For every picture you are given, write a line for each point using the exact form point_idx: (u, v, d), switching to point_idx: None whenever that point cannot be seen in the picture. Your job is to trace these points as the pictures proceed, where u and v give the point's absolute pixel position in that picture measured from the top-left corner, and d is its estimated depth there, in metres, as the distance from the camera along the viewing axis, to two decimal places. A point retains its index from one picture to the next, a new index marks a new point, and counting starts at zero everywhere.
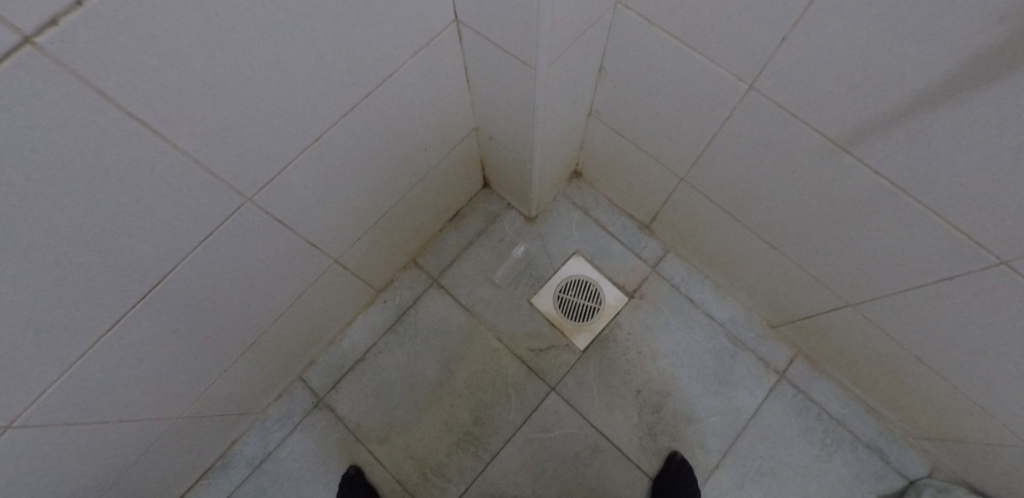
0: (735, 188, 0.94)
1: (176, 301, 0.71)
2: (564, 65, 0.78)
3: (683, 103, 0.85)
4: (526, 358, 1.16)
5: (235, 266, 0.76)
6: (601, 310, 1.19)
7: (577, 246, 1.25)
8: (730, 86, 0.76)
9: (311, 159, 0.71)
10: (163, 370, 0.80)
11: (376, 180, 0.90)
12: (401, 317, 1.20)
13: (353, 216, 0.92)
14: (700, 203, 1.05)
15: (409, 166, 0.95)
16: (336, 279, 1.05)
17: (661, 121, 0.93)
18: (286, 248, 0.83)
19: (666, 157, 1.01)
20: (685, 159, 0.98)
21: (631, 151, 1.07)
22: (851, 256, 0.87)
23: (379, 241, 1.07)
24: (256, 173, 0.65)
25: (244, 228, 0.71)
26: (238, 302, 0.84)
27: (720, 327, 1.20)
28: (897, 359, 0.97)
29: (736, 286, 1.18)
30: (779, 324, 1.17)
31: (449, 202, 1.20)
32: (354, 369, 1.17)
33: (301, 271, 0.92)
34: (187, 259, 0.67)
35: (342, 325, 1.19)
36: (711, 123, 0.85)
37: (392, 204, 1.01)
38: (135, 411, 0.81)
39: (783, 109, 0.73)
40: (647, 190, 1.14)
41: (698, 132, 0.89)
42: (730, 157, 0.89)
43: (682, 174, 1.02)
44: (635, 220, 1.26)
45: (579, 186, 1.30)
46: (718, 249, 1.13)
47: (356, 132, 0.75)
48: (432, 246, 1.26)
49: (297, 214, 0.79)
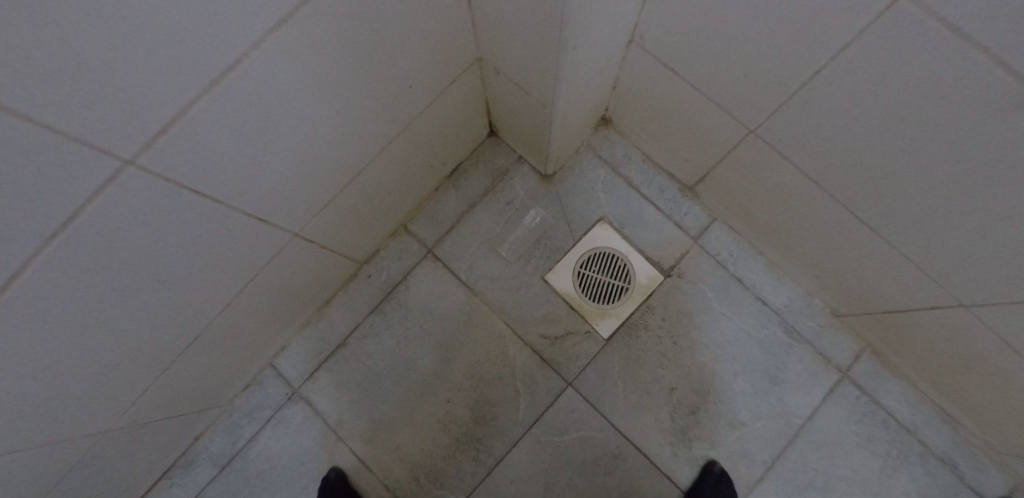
0: (829, 150, 0.69)
1: (57, 315, 0.50)
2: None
3: (773, 30, 0.59)
4: (538, 348, 0.97)
5: (143, 261, 0.55)
6: (631, 290, 0.98)
7: (603, 211, 1.01)
8: (847, 11, 0.50)
9: (225, 102, 0.47)
10: (65, 391, 0.61)
11: (339, 130, 0.65)
12: (389, 294, 1.00)
13: (312, 178, 0.69)
14: (772, 164, 0.79)
15: (387, 110, 0.70)
16: (299, 257, 0.83)
17: (733, 56, 0.67)
18: (215, 229, 0.61)
19: (735, 102, 0.74)
20: (759, 107, 0.72)
21: (688, 93, 0.79)
22: (988, 248, 0.63)
23: (354, 207, 0.84)
24: (132, 126, 0.41)
25: (141, 211, 0.49)
26: (159, 298, 0.63)
27: (774, 313, 0.98)
28: (1012, 374, 0.76)
29: (800, 265, 0.95)
30: (849, 313, 0.95)
31: (445, 154, 0.95)
32: (333, 357, 1.00)
33: (248, 253, 0.71)
34: (46, 256, 0.43)
35: (318, 304, 0.99)
36: (812, 58, 0.58)
37: (367, 160, 0.76)
38: (36, 438, 0.63)
39: (939, 45, 0.46)
40: (700, 144, 0.88)
41: (787, 72, 0.63)
42: (831, 107, 0.63)
43: (750, 128, 0.77)
44: (676, 179, 1.01)
45: (607, 135, 1.04)
46: (786, 221, 0.89)
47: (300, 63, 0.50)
48: (425, 208, 1.03)
49: (223, 184, 0.56)
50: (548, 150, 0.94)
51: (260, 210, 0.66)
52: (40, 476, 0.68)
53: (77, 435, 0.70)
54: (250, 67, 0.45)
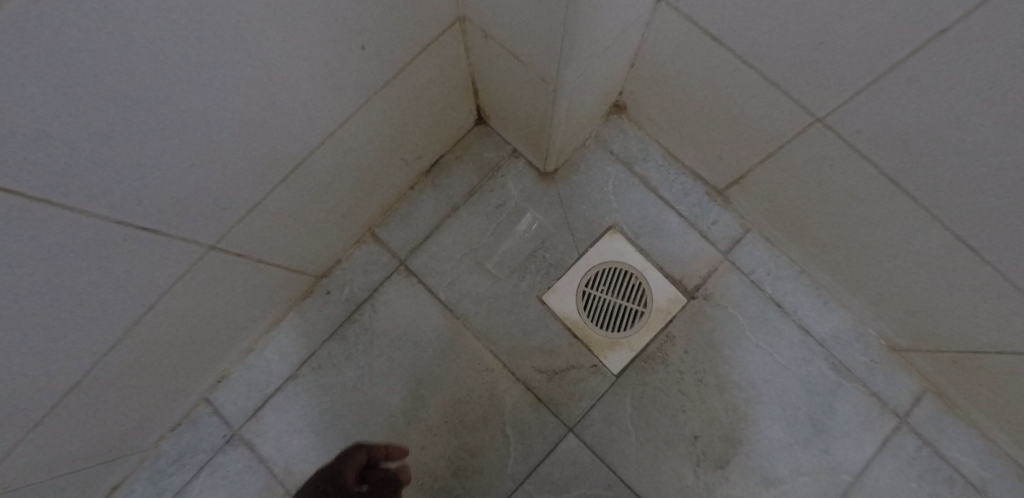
0: (921, 160, 0.52)
1: None
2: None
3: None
4: (532, 384, 0.79)
5: None
6: (647, 315, 0.80)
7: (614, 218, 0.83)
8: None
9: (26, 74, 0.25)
10: None
11: (262, 115, 0.46)
12: (351, 315, 0.82)
13: (229, 181, 0.50)
14: (839, 168, 0.61)
15: (333, 83, 0.51)
16: (224, 276, 0.64)
17: (795, 28, 0.49)
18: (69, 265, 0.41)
19: (795, 86, 0.56)
20: (830, 92, 0.53)
21: (734, 71, 0.60)
22: None
23: (298, 212, 0.65)
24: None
25: None
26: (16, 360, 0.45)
27: (820, 346, 0.81)
28: None
29: (855, 289, 0.77)
30: (912, 348, 0.78)
31: (420, 144, 0.77)
32: (282, 390, 0.82)
33: (145, 279, 0.52)
34: None
35: (263, 327, 0.81)
36: (928, 23, 0.39)
37: (308, 151, 0.57)
38: None
39: None
40: (741, 139, 0.69)
41: (881, 46, 0.44)
42: (948, 99, 0.44)
43: (808, 123, 0.59)
44: (703, 180, 0.83)
45: (620, 126, 0.86)
46: (845, 238, 0.71)
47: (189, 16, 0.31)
48: (397, 210, 0.84)
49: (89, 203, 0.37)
50: (550, 142, 0.76)
51: (140, 230, 0.45)
52: None
53: None
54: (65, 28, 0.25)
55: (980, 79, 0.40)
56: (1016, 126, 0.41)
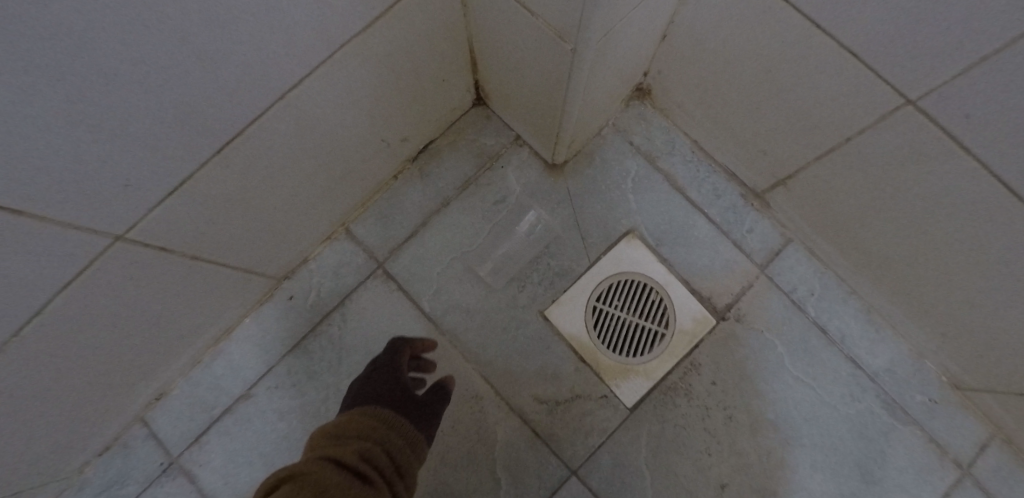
0: None
1: None
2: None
3: None
4: (530, 416, 0.66)
5: None
6: (668, 338, 0.68)
7: (632, 221, 0.71)
8: None
9: None
10: None
11: (181, 77, 0.33)
12: (318, 325, 0.69)
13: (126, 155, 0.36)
14: (928, 168, 0.48)
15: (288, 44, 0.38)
16: (143, 278, 0.50)
17: None
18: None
19: (885, 61, 0.42)
20: (930, 68, 0.40)
21: (799, 42, 0.47)
22: None
23: (244, 200, 0.52)
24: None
25: None
26: None
27: (870, 380, 0.68)
28: None
29: (919, 317, 0.64)
30: (981, 389, 0.65)
31: (405, 124, 0.64)
32: (232, 412, 0.69)
33: (27, 285, 0.40)
34: None
35: (211, 336, 0.68)
36: None
37: (245, 123, 0.43)
38: None
39: None
40: (794, 130, 0.56)
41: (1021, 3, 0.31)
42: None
43: (886, 112, 0.46)
44: (738, 180, 0.71)
45: (642, 114, 0.74)
46: (918, 256, 0.58)
47: None
48: (376, 203, 0.71)
49: None
50: (561, 128, 0.63)
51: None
52: None
53: None
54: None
55: None
56: None
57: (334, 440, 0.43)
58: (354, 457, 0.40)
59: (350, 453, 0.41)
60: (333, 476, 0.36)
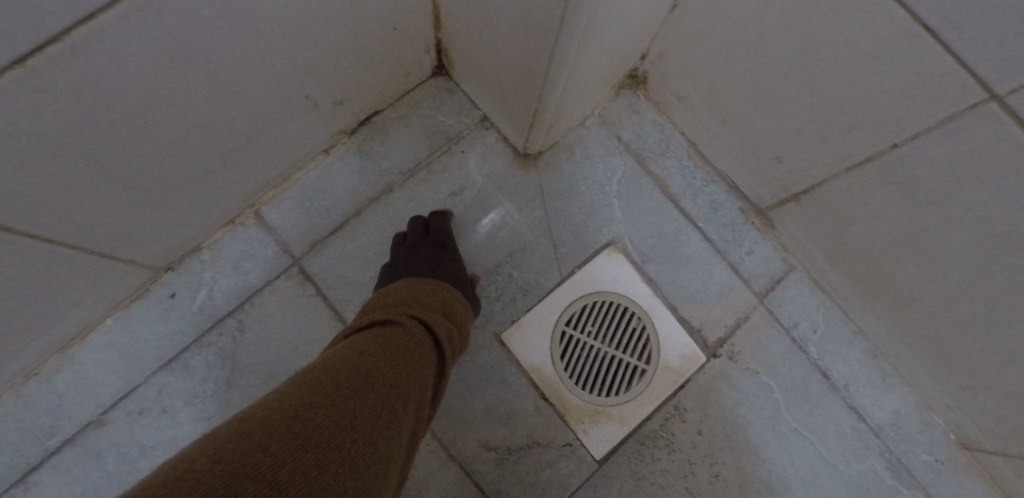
0: None
1: None
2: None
3: None
4: (474, 467, 0.52)
5: None
6: (650, 375, 0.56)
7: (614, 230, 0.59)
8: None
9: None
10: None
11: None
12: (206, 334, 0.53)
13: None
14: (1002, 190, 0.37)
15: None
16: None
17: None
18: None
19: (994, 50, 0.31)
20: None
21: (862, 12, 0.35)
22: None
23: (82, 158, 0.36)
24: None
25: None
26: None
27: (874, 437, 0.59)
28: None
29: (934, 366, 0.55)
30: (993, 454, 0.56)
31: (338, 82, 0.49)
32: (75, 444, 0.51)
33: None
34: None
35: (51, 342, 0.50)
36: None
37: (46, 42, 0.26)
38: None
39: None
40: (825, 130, 0.46)
41: None
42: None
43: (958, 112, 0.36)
44: (739, 192, 0.61)
45: (634, 105, 0.62)
46: (949, 299, 0.48)
47: None
48: (299, 182, 0.56)
49: None
50: (539, 106, 0.50)
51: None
52: None
53: None
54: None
55: None
56: None
57: (419, 302, 0.42)
58: (441, 332, 0.39)
59: (438, 322, 0.40)
60: (426, 344, 0.36)
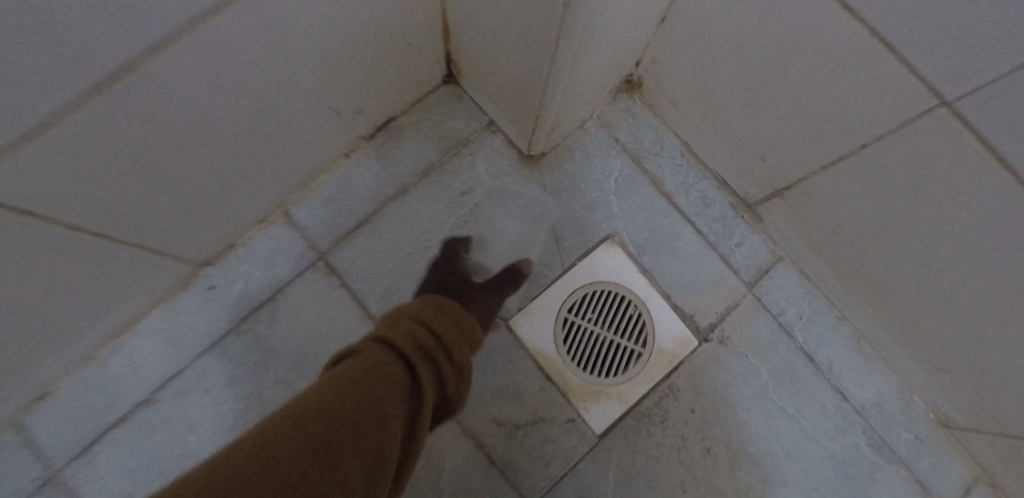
0: None
1: None
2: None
3: None
4: (485, 441, 0.58)
5: None
6: (645, 358, 0.61)
7: (612, 225, 0.64)
8: None
9: None
10: None
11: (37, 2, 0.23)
12: (243, 322, 0.59)
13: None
14: (958, 183, 0.41)
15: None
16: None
17: None
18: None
19: (936, 58, 0.35)
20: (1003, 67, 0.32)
21: (827, 24, 0.40)
22: None
23: (143, 163, 0.42)
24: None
25: None
26: None
27: (857, 415, 0.63)
28: None
29: (912, 348, 0.60)
30: (969, 430, 0.60)
31: (359, 93, 0.54)
32: (129, 421, 0.58)
33: None
34: None
35: (108, 329, 0.56)
36: None
37: (128, 65, 0.31)
38: None
39: None
40: (802, 131, 0.50)
41: None
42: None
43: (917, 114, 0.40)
44: (729, 188, 0.65)
45: (630, 108, 0.67)
46: (920, 284, 0.53)
47: None
48: (323, 184, 0.62)
49: None
50: (541, 110, 0.55)
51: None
52: None
53: None
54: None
55: None
56: None
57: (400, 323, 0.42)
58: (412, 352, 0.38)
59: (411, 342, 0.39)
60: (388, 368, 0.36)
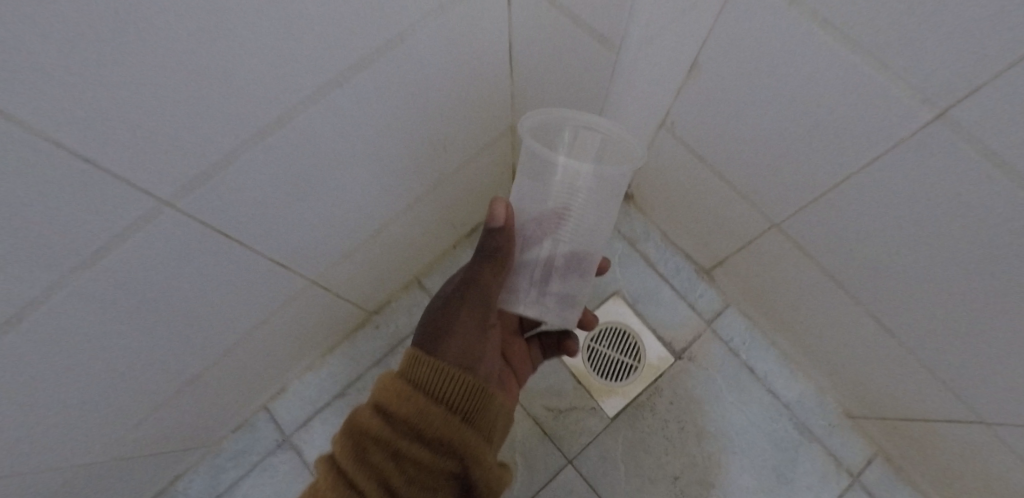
0: (854, 264, 0.69)
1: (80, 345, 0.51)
2: (654, 44, 0.55)
3: (793, 137, 0.61)
4: (540, 420, 0.94)
5: (180, 298, 0.57)
6: (640, 370, 0.96)
7: (618, 285, 1.01)
8: (869, 128, 0.51)
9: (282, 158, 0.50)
10: (72, 415, 0.61)
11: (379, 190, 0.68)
12: (395, 347, 0.99)
13: (332, 228, 0.68)
14: (793, 259, 0.78)
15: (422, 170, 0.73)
16: (307, 304, 0.81)
17: (757, 155, 0.68)
18: (215, 264, 0.57)
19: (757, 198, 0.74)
20: (785, 203, 0.71)
21: (712, 180, 0.80)
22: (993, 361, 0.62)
23: (373, 261, 0.84)
24: (105, 142, 0.35)
25: (182, 255, 0.51)
26: (182, 335, 0.64)
27: (786, 408, 0.95)
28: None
29: (813, 361, 0.93)
30: (861, 415, 0.92)
31: (468, 213, 0.96)
32: (330, 406, 0.97)
33: (263, 295, 0.70)
34: (99, 281, 0.46)
35: (322, 350, 0.98)
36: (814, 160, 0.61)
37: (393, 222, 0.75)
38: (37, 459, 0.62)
39: None
40: (720, 229, 0.88)
41: (808, 177, 0.64)
42: (867, 210, 0.60)
43: (771, 222, 0.77)
44: (693, 260, 1.02)
45: (627, 210, 1.05)
46: (801, 316, 0.88)
47: (344, 127, 0.53)
48: (441, 264, 1.03)
49: (262, 230, 0.58)
50: None
51: (280, 239, 0.62)
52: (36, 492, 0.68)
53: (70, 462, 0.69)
54: (292, 99, 0.44)
55: (856, 210, 0.61)
56: (891, 241, 0.60)
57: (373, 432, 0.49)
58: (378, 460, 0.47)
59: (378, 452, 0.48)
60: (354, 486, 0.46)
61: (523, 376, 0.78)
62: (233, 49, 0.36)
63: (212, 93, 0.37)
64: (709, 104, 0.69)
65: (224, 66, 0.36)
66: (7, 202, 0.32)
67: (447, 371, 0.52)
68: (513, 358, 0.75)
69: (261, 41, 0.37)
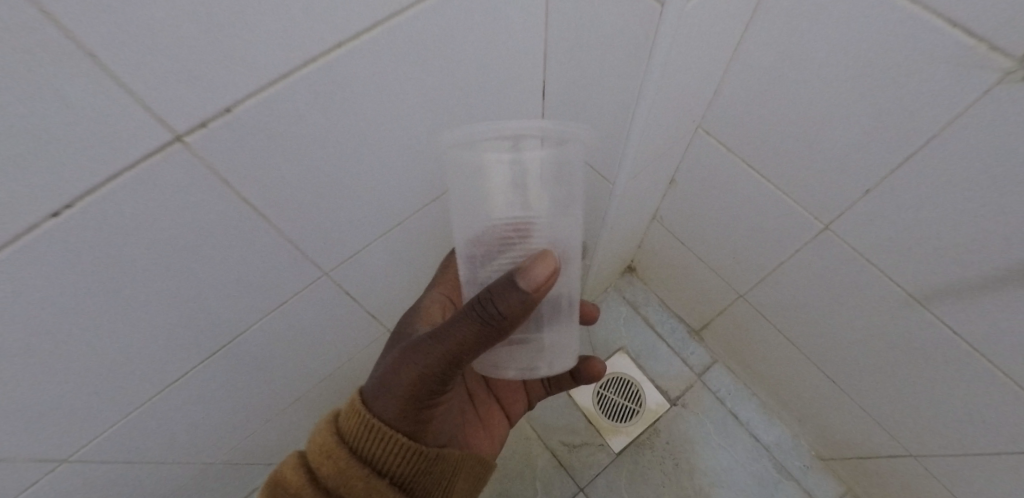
0: (800, 324, 0.92)
1: (246, 358, 0.77)
2: (641, 173, 0.84)
3: (743, 227, 0.87)
4: (557, 453, 1.13)
5: (309, 332, 0.83)
6: (641, 413, 1.16)
7: (623, 342, 1.24)
8: (802, 224, 0.77)
9: (399, 239, 0.78)
10: (222, 412, 0.85)
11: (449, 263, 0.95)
12: None
13: (411, 290, 0.94)
14: (758, 320, 1.01)
15: None
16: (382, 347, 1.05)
17: (722, 240, 0.94)
18: (336, 310, 0.83)
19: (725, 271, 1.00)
20: (747, 277, 0.96)
21: (691, 257, 1.06)
22: (902, 396, 0.83)
23: None
24: (321, 227, 0.63)
25: (322, 299, 0.77)
26: (300, 362, 0.89)
27: (766, 450, 1.13)
28: None
29: (786, 409, 1.12)
30: (829, 457, 1.09)
31: None
32: None
33: (355, 338, 0.95)
34: (278, 310, 0.73)
35: None
36: (763, 245, 0.86)
37: None
38: (188, 444, 0.86)
39: (849, 247, 0.73)
40: (703, 297, 1.12)
41: (758, 257, 0.89)
42: (796, 278, 0.85)
43: (738, 292, 1.00)
44: (685, 323, 1.24)
45: (630, 280, 1.29)
46: (771, 369, 1.08)
47: (435, 220, 0.80)
48: None
49: (369, 290, 0.84)
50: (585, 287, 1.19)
51: (380, 296, 0.88)
52: (174, 474, 0.91)
53: (203, 454, 0.92)
54: (414, 204, 0.72)
55: (797, 279, 0.85)
56: (816, 302, 0.85)
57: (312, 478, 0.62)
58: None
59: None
60: None
61: (515, 411, 0.94)
62: (396, 179, 0.65)
63: (378, 200, 0.66)
64: (686, 203, 0.96)
65: (388, 186, 0.65)
66: (275, 253, 0.62)
67: (381, 436, 0.62)
68: (497, 382, 0.93)
69: (410, 174, 0.66)
